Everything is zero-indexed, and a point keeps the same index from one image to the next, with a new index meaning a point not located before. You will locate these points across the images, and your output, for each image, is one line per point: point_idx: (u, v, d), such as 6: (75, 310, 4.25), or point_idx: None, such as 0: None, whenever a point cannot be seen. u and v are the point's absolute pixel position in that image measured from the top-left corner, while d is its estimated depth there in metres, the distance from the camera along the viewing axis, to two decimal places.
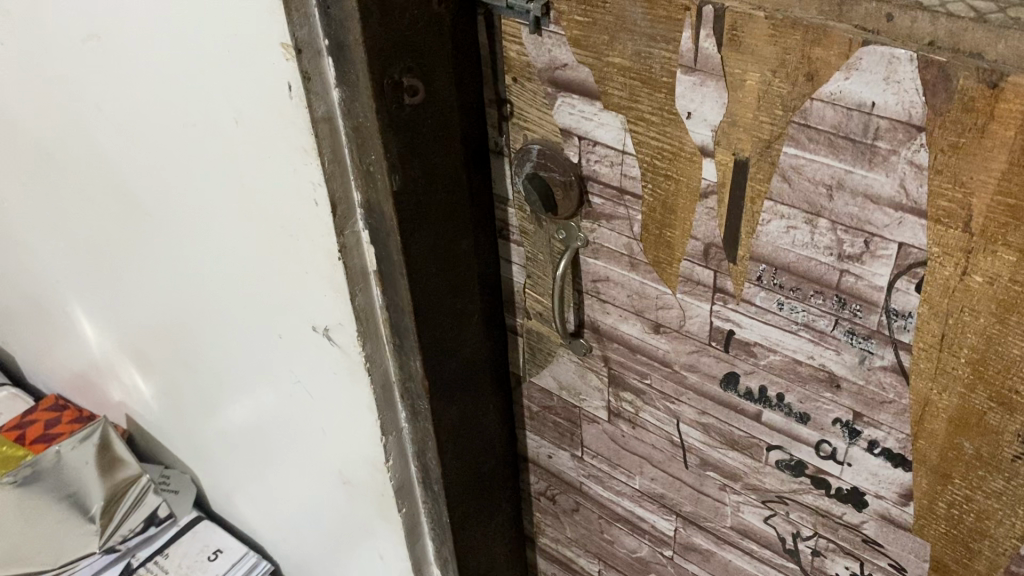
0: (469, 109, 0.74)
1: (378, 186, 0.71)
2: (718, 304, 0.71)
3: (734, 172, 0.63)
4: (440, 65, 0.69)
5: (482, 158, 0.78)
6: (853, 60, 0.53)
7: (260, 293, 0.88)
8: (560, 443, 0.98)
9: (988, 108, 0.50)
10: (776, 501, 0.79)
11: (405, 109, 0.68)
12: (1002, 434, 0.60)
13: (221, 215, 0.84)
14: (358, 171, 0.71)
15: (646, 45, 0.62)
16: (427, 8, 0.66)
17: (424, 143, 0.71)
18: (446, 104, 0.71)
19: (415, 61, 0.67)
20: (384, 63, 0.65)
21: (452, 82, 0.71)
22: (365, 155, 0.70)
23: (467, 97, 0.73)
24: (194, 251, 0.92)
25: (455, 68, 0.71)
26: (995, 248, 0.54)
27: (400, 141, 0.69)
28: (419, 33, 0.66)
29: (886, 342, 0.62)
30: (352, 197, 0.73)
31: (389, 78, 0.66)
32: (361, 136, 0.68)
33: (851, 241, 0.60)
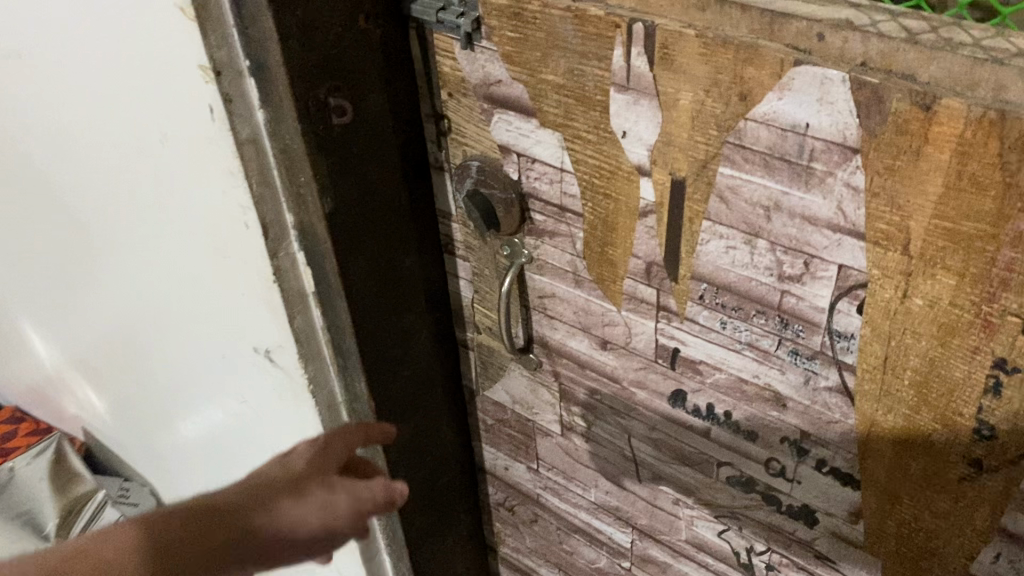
0: (404, 125, 0.72)
1: (309, 208, 0.68)
2: (663, 322, 0.69)
3: (672, 192, 0.61)
4: (371, 84, 0.67)
5: (422, 174, 0.76)
6: (786, 80, 0.51)
7: (200, 312, 0.85)
8: (516, 455, 0.96)
9: (921, 131, 0.48)
10: (728, 516, 0.78)
11: (333, 129, 0.66)
12: (948, 455, 0.59)
13: (153, 235, 0.81)
14: (289, 195, 0.68)
15: (578, 63, 0.60)
16: (352, 25, 0.64)
17: (357, 162, 0.69)
18: (379, 122, 0.69)
19: (342, 81, 0.65)
20: (308, 83, 0.63)
21: (384, 100, 0.68)
22: (294, 178, 0.67)
23: (403, 113, 0.71)
24: (129, 265, 0.89)
25: (388, 85, 0.68)
26: (934, 271, 0.52)
27: (331, 162, 0.67)
28: (345, 51, 0.64)
29: (829, 363, 0.61)
30: (285, 219, 0.69)
31: (315, 99, 0.64)
32: (290, 158, 0.66)
33: (791, 262, 0.58)
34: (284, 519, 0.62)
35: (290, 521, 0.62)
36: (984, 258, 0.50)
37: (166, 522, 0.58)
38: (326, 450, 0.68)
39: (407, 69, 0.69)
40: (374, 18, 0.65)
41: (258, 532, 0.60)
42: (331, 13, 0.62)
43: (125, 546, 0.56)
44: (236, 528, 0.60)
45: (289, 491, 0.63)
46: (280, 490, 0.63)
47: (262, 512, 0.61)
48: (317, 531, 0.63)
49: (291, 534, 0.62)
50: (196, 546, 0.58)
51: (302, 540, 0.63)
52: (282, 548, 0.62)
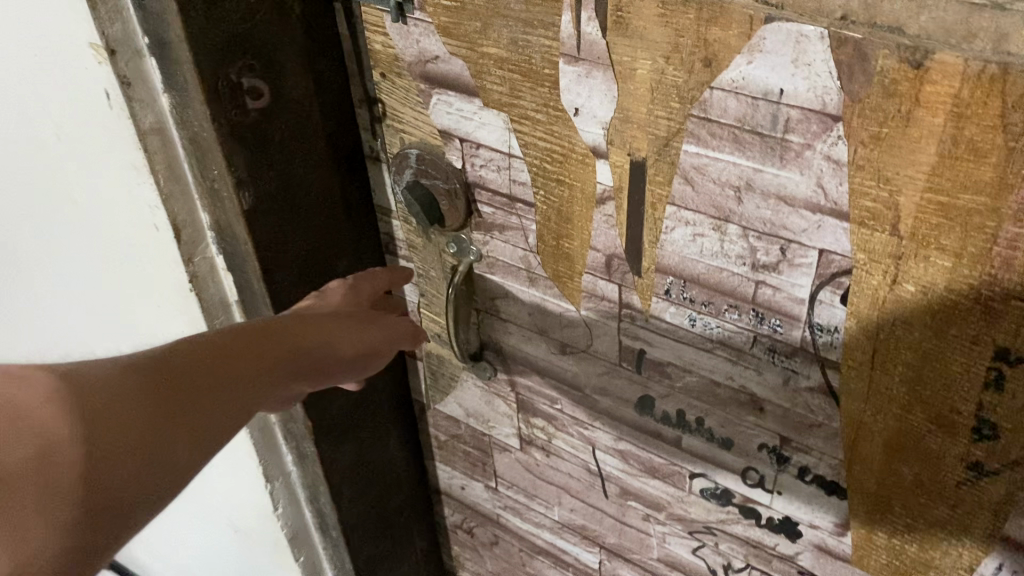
0: (333, 111, 0.64)
1: (226, 205, 0.61)
2: (626, 321, 0.63)
3: (631, 175, 0.55)
4: (290, 63, 0.59)
5: (357, 166, 0.68)
6: (756, 41, 0.45)
7: (105, 334, 0.77)
8: (472, 473, 0.89)
9: (912, 92, 0.42)
10: (704, 532, 0.72)
11: (249, 115, 0.58)
12: (944, 457, 0.53)
13: (45, 250, 0.72)
14: (202, 189, 0.61)
15: (522, 32, 0.53)
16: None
17: (279, 153, 0.62)
18: (302, 106, 0.62)
19: (257, 59, 0.57)
20: (217, 63, 0.55)
21: (307, 81, 0.61)
22: (206, 172, 0.60)
23: (331, 98, 0.64)
24: (15, 288, 0.80)
25: (312, 66, 0.61)
26: (927, 253, 0.46)
27: (248, 154, 0.59)
28: (259, 26, 0.56)
29: (811, 360, 0.55)
30: (199, 219, 0.63)
31: (225, 84, 0.56)
32: (200, 148, 0.58)
33: (765, 249, 0.52)
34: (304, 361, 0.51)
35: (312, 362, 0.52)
36: (984, 235, 0.44)
37: (159, 360, 0.44)
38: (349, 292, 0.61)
39: (333, 48, 0.62)
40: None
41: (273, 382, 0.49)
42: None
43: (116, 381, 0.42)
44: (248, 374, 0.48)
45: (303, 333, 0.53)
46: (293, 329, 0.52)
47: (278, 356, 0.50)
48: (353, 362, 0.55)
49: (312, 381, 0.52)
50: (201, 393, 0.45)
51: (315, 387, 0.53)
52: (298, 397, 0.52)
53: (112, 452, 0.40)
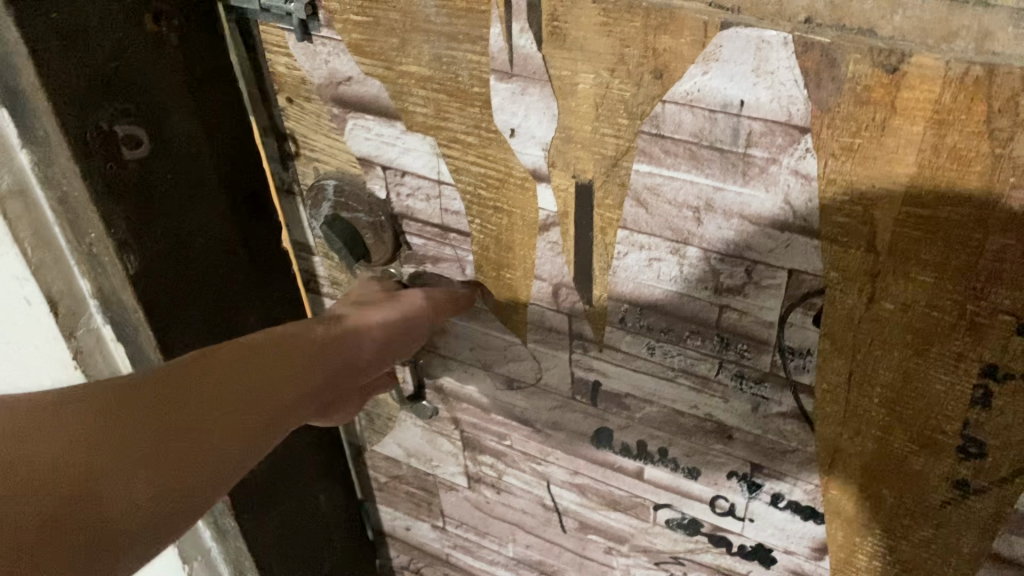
0: (228, 150, 0.57)
1: (108, 270, 0.53)
2: (578, 353, 0.58)
3: (577, 199, 0.50)
4: (175, 103, 0.52)
5: (259, 209, 0.62)
6: (711, 49, 0.41)
7: None
8: (417, 514, 0.83)
9: (887, 99, 0.38)
10: (671, 562, 0.67)
11: (128, 166, 0.50)
12: (927, 478, 0.50)
13: None
14: (78, 255, 0.53)
15: (446, 47, 0.48)
16: (138, 29, 0.48)
17: (167, 203, 0.54)
18: (191, 148, 0.54)
19: (134, 103, 0.49)
20: (83, 110, 0.47)
21: (194, 122, 0.54)
22: (81, 235, 0.52)
23: (225, 136, 0.57)
24: None
25: (199, 103, 0.54)
26: (908, 269, 0.43)
27: (129, 212, 0.51)
28: (135, 63, 0.49)
29: (782, 385, 0.51)
30: (77, 287, 0.56)
31: (95, 136, 0.48)
32: (70, 210, 0.51)
33: (729, 271, 0.48)
34: (252, 382, 0.48)
35: (262, 377, 0.48)
36: (969, 248, 0.41)
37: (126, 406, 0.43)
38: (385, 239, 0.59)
39: (222, 81, 0.55)
40: (167, 16, 0.50)
41: (199, 412, 0.45)
42: (108, 17, 0.46)
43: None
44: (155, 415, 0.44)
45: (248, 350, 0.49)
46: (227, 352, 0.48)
47: (203, 383, 0.46)
48: (329, 365, 0.52)
49: (269, 400, 0.48)
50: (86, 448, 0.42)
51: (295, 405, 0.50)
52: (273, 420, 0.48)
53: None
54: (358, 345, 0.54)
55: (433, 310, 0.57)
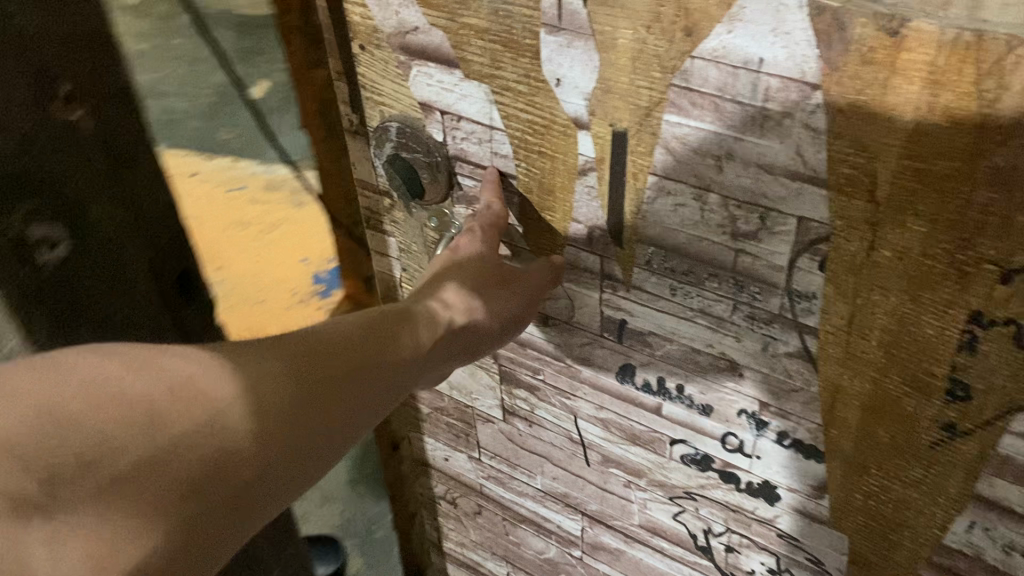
0: (148, 240, 0.74)
1: None
2: (608, 292, 0.64)
3: (612, 146, 0.56)
4: (94, 200, 0.67)
5: (182, 287, 0.80)
6: (735, 10, 0.46)
7: None
8: (456, 445, 0.89)
9: (889, 60, 0.43)
10: (684, 497, 0.73)
11: (47, 265, 0.64)
12: (919, 420, 0.55)
13: None
14: None
15: (504, 2, 0.53)
16: (47, 120, 0.62)
17: (94, 271, 0.69)
18: (106, 230, 0.69)
19: (42, 202, 0.63)
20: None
21: (101, 205, 0.68)
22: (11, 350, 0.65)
23: (130, 219, 0.72)
24: None
25: (108, 191, 0.69)
26: (904, 218, 0.47)
27: (46, 311, 0.65)
28: (52, 167, 0.63)
29: (789, 327, 0.56)
30: None
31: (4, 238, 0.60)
32: None
33: (745, 217, 0.53)
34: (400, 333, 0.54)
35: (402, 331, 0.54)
36: (959, 200, 0.45)
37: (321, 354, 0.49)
38: (495, 205, 0.62)
39: (99, 143, 0.67)
40: (78, 99, 0.64)
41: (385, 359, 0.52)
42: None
43: (125, 377, 0.39)
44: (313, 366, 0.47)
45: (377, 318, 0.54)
46: (364, 320, 0.53)
47: (350, 341, 0.50)
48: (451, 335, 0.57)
49: (402, 368, 0.53)
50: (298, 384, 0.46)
51: (418, 370, 0.54)
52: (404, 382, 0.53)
53: (189, 459, 0.40)
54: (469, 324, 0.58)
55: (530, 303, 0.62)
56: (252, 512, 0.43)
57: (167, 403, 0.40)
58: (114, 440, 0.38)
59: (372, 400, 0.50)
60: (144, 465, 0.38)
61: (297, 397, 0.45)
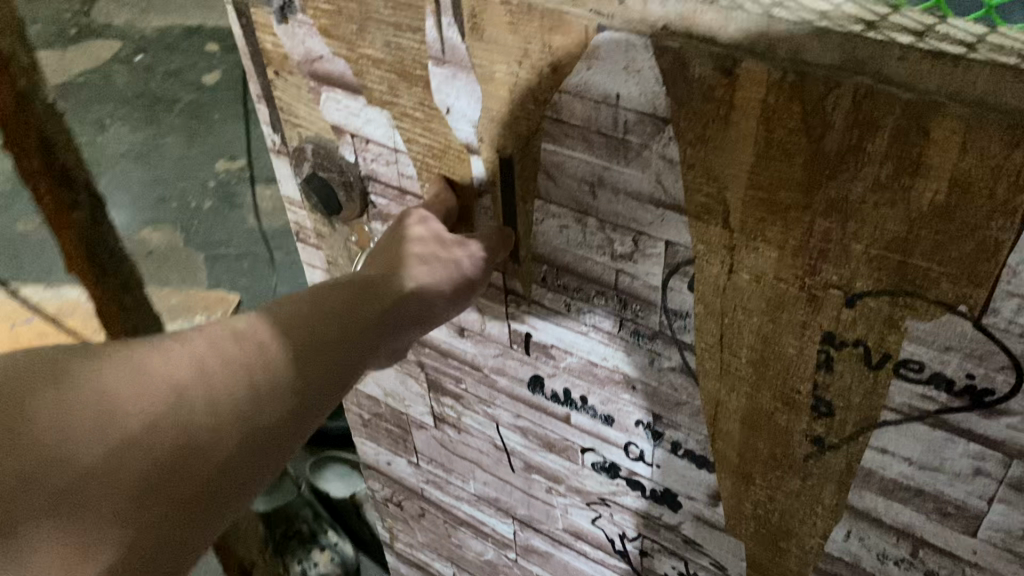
0: None
1: None
2: (513, 307, 0.67)
3: (501, 171, 0.59)
4: None
5: None
6: (591, 48, 0.48)
7: None
8: (396, 449, 0.92)
9: (727, 98, 0.46)
10: (599, 503, 0.76)
11: None
12: (791, 433, 0.57)
13: None
14: None
15: (393, 35, 0.56)
16: None
17: None
18: None
19: None
20: None
21: None
22: None
23: None
24: None
25: None
26: (755, 244, 0.50)
27: None
28: None
29: (670, 343, 0.59)
30: None
31: None
32: None
33: (620, 240, 0.56)
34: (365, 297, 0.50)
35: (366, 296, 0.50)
36: (802, 229, 0.48)
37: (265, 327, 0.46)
38: (444, 194, 0.62)
39: None
40: None
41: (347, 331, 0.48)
42: None
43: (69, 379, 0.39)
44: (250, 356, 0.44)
45: (321, 290, 0.50)
46: (320, 293, 0.49)
47: (298, 322, 0.47)
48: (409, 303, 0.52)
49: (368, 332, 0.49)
50: (237, 377, 0.43)
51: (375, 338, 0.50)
52: (360, 357, 0.49)
53: (131, 465, 0.39)
54: (423, 288, 0.54)
55: (491, 250, 0.60)
56: (209, 512, 0.42)
57: (99, 411, 0.38)
58: (61, 443, 0.37)
59: (321, 381, 0.46)
60: (91, 474, 0.37)
61: (234, 390, 0.43)
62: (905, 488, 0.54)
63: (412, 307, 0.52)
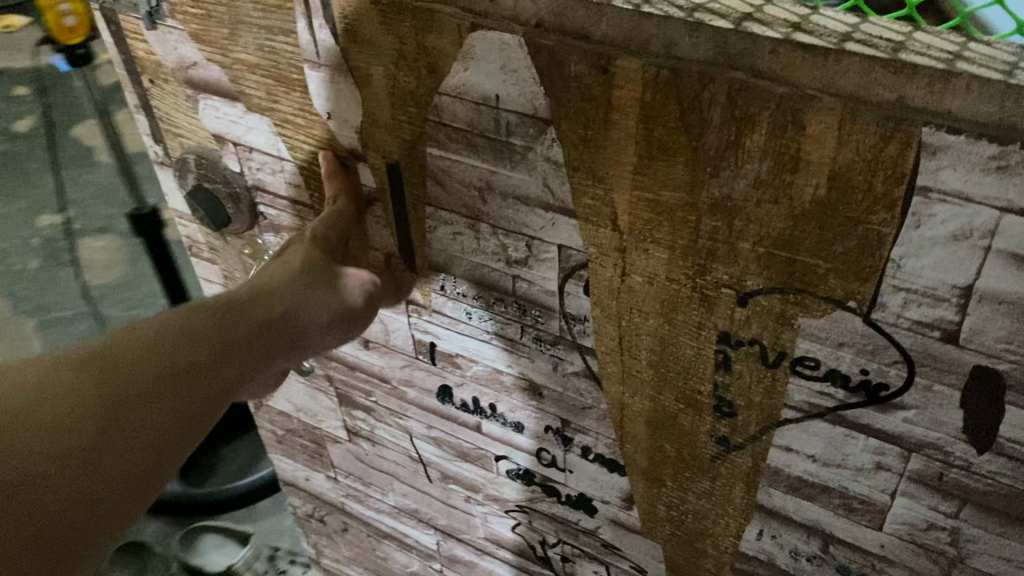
0: None
1: None
2: (414, 317, 0.64)
3: (389, 177, 0.56)
4: None
5: None
6: (467, 48, 0.46)
7: None
8: (313, 465, 0.89)
9: (604, 96, 0.44)
10: (518, 511, 0.74)
11: None
12: (697, 434, 0.56)
13: None
14: None
15: (266, 39, 0.53)
16: None
17: None
18: None
19: None
20: None
21: None
22: None
23: None
24: None
25: None
26: (645, 246, 0.48)
27: None
28: None
29: (572, 348, 0.57)
30: None
31: None
32: None
33: (514, 245, 0.54)
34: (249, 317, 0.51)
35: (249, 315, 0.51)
36: (688, 229, 0.46)
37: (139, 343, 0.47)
38: (341, 201, 0.58)
39: None
40: None
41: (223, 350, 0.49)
42: None
43: None
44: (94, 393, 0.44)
45: (184, 313, 0.49)
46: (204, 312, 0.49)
47: (174, 336, 0.48)
48: (279, 330, 0.52)
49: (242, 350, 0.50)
50: (72, 416, 0.43)
51: (235, 369, 0.49)
52: (220, 389, 0.49)
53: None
54: (313, 307, 0.53)
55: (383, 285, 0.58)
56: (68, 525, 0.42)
57: None
58: None
59: (170, 416, 0.46)
60: None
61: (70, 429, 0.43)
62: (811, 485, 0.54)
63: (292, 327, 0.52)
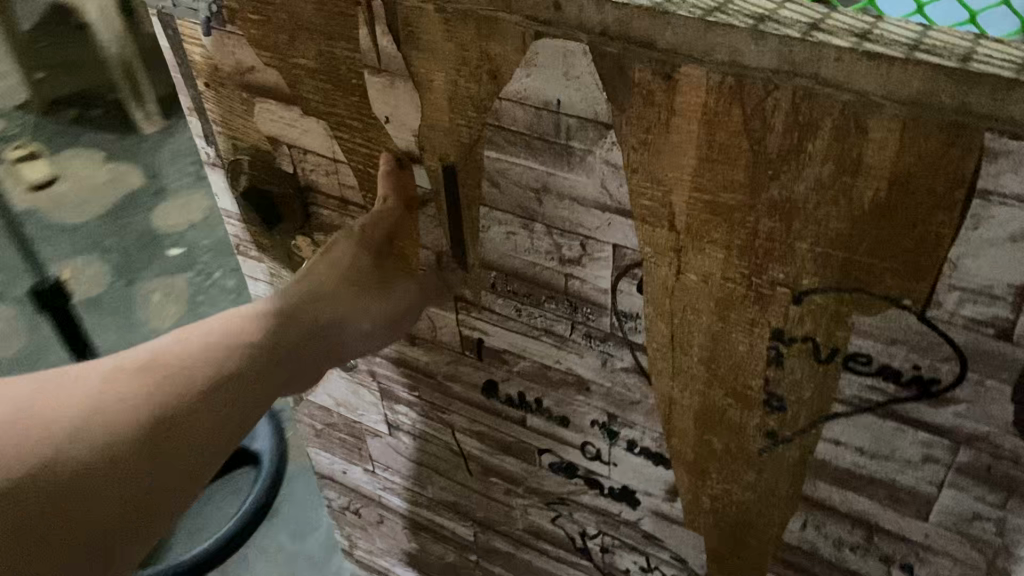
0: None
1: None
2: (463, 314, 0.66)
3: (444, 179, 0.58)
4: None
5: None
6: (530, 55, 0.48)
7: None
8: (351, 458, 0.91)
9: (667, 101, 0.45)
10: (559, 503, 0.76)
11: None
12: (745, 428, 0.58)
13: None
14: None
15: (327, 45, 0.55)
16: None
17: None
18: None
19: None
20: None
21: None
22: None
23: None
24: None
25: None
26: (702, 246, 0.50)
27: None
28: None
29: (622, 344, 0.59)
30: None
31: None
32: None
33: (568, 244, 0.55)
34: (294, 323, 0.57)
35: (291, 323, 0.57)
36: (746, 230, 0.48)
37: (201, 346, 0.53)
38: (391, 202, 0.60)
39: None
40: None
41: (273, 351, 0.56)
42: None
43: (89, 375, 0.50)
44: (146, 397, 0.50)
45: (215, 326, 0.55)
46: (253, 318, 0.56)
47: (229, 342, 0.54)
48: (305, 332, 0.58)
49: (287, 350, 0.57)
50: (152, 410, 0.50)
51: (263, 366, 0.55)
52: (261, 384, 0.55)
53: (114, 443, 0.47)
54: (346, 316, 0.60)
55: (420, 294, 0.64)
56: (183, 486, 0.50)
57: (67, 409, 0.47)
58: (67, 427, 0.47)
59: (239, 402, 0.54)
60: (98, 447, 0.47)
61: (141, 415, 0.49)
62: (858, 477, 0.55)
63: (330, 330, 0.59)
